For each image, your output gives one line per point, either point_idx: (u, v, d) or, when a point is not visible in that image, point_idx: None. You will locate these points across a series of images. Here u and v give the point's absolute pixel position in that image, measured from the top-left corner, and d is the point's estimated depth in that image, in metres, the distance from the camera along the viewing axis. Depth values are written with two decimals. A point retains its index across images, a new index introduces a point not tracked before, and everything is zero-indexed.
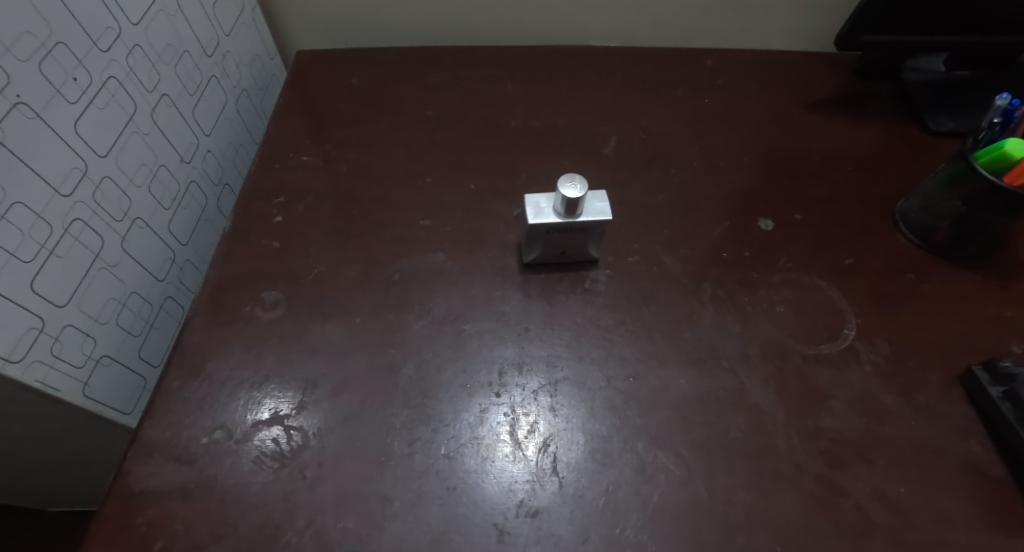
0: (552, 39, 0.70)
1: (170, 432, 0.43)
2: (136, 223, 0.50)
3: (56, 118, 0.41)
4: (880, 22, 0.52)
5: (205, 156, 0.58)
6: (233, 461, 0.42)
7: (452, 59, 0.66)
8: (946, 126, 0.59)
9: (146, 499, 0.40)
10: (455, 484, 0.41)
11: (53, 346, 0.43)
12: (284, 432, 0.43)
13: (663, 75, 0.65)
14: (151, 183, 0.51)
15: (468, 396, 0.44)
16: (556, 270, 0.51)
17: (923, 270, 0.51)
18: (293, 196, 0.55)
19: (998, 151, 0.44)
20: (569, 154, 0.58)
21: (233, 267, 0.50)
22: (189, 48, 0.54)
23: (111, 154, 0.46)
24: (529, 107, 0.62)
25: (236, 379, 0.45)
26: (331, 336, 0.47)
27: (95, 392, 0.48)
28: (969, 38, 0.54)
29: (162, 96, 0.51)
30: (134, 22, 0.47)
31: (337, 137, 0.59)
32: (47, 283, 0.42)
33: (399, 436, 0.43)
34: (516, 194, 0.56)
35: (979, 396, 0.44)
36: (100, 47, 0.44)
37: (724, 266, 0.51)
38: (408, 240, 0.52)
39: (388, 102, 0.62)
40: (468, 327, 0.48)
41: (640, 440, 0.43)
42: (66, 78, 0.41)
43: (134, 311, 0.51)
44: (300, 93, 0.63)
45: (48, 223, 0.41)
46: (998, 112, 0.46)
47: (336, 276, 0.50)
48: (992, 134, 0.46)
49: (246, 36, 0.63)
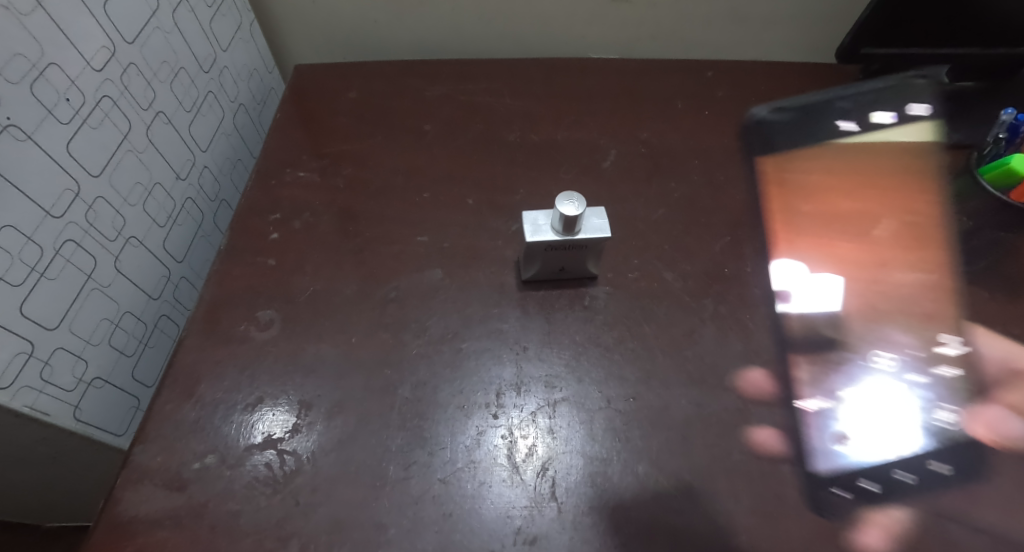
0: (552, 50, 0.69)
1: (161, 457, 0.42)
2: (130, 242, 0.49)
3: (48, 139, 0.40)
4: (882, 35, 0.52)
5: (202, 172, 0.58)
6: (225, 486, 0.41)
7: (452, 72, 0.66)
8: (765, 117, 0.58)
9: (135, 528, 0.39)
10: (452, 510, 0.40)
11: (43, 370, 0.42)
12: (278, 457, 0.42)
13: (663, 86, 0.65)
14: (146, 202, 0.50)
15: (466, 418, 0.44)
16: (555, 287, 0.50)
17: None
18: (290, 212, 0.54)
19: (1005, 167, 0.50)
20: (569, 167, 0.58)
21: (227, 286, 0.49)
22: (184, 64, 0.53)
23: (105, 174, 0.45)
24: (529, 120, 0.61)
25: (229, 402, 0.44)
26: (326, 357, 0.46)
27: (87, 415, 0.47)
28: (974, 50, 0.54)
29: (157, 114, 0.51)
30: (129, 40, 0.47)
31: (335, 152, 0.58)
32: (37, 306, 0.41)
33: (395, 460, 0.42)
34: (515, 209, 0.55)
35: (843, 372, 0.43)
36: (94, 67, 0.43)
37: (725, 283, 0.50)
38: (405, 256, 0.52)
39: (386, 116, 0.61)
40: (465, 346, 0.47)
41: (641, 463, 0.42)
42: (59, 99, 0.41)
43: (127, 331, 0.50)
44: (298, 108, 0.62)
45: (39, 246, 0.41)
46: (1004, 128, 0.52)
47: (332, 294, 0.49)
48: (997, 150, 0.52)
49: (243, 51, 0.62)
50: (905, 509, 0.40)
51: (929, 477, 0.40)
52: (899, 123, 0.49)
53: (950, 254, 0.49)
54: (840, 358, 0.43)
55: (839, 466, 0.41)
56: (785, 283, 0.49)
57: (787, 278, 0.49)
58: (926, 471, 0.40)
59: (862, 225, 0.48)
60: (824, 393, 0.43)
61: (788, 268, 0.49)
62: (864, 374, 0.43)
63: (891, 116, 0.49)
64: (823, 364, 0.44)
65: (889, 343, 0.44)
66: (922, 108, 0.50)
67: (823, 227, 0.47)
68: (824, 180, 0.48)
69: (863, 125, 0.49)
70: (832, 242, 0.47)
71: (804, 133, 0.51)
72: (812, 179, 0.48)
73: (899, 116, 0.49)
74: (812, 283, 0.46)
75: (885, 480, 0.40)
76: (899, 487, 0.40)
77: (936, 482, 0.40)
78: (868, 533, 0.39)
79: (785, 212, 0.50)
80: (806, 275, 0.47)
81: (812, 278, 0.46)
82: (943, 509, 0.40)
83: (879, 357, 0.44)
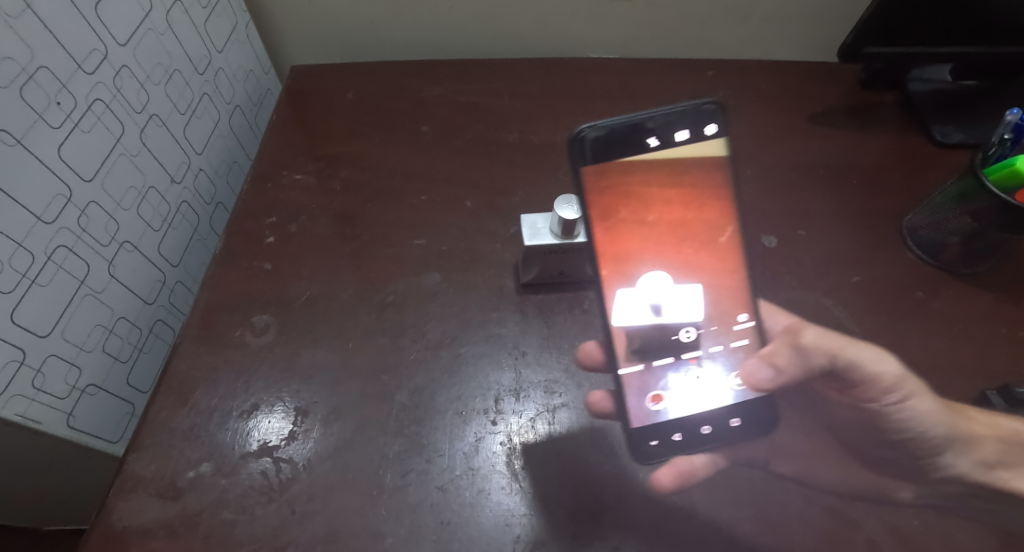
0: (550, 50, 0.68)
1: (155, 466, 0.41)
2: (123, 246, 0.48)
3: (40, 144, 0.40)
4: (886, 34, 0.51)
5: (197, 175, 0.57)
6: (219, 495, 0.40)
7: (450, 72, 0.65)
8: (597, 127, 0.38)
9: (129, 537, 0.39)
10: (450, 518, 0.40)
11: (35, 379, 0.42)
12: (274, 464, 0.41)
13: (663, 86, 0.64)
14: (140, 206, 0.50)
15: (464, 425, 0.43)
16: (555, 291, 0.49)
17: (933, 288, 0.50)
18: (286, 216, 0.53)
19: (1009, 168, 0.44)
20: (568, 169, 0.57)
21: (223, 290, 0.49)
22: (179, 67, 0.52)
23: (98, 178, 0.45)
24: (527, 120, 0.61)
25: (224, 408, 0.44)
26: (322, 362, 0.46)
27: (81, 422, 0.47)
28: (979, 50, 0.53)
29: (151, 117, 0.50)
30: (122, 43, 0.46)
31: (332, 154, 0.58)
32: (29, 313, 0.40)
33: (392, 467, 0.41)
34: (514, 211, 0.54)
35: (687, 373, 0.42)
36: (86, 70, 0.43)
37: None
38: (402, 260, 0.51)
39: (383, 118, 0.61)
40: (464, 351, 0.46)
41: (643, 470, 0.41)
42: (49, 103, 0.40)
43: (121, 337, 0.50)
44: (295, 110, 0.61)
45: (30, 252, 0.40)
46: (1009, 128, 0.46)
47: (328, 298, 0.49)
48: (1002, 150, 0.46)
49: (240, 52, 0.62)
50: (704, 457, 0.41)
51: (726, 431, 0.40)
52: (715, 141, 0.40)
53: (888, 255, 0.52)
54: (663, 334, 0.41)
55: (649, 421, 0.40)
56: (644, 300, 0.41)
57: (653, 289, 0.41)
58: (724, 426, 0.40)
59: (690, 223, 0.41)
60: (638, 360, 0.41)
61: (651, 278, 0.41)
62: (679, 360, 0.41)
63: (688, 133, 0.40)
64: (643, 343, 0.41)
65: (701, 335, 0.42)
66: (718, 125, 0.40)
67: (659, 235, 0.41)
68: (657, 195, 0.40)
69: (667, 144, 0.40)
70: (668, 255, 0.41)
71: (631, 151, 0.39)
72: (626, 210, 0.40)
73: (692, 134, 0.40)
74: (676, 293, 0.42)
75: (687, 430, 0.40)
76: (699, 438, 0.40)
77: (731, 435, 0.40)
78: (661, 476, 0.40)
79: (608, 215, 0.40)
80: (671, 287, 0.42)
81: (676, 287, 0.42)
82: (739, 456, 0.42)
83: (683, 332, 0.42)
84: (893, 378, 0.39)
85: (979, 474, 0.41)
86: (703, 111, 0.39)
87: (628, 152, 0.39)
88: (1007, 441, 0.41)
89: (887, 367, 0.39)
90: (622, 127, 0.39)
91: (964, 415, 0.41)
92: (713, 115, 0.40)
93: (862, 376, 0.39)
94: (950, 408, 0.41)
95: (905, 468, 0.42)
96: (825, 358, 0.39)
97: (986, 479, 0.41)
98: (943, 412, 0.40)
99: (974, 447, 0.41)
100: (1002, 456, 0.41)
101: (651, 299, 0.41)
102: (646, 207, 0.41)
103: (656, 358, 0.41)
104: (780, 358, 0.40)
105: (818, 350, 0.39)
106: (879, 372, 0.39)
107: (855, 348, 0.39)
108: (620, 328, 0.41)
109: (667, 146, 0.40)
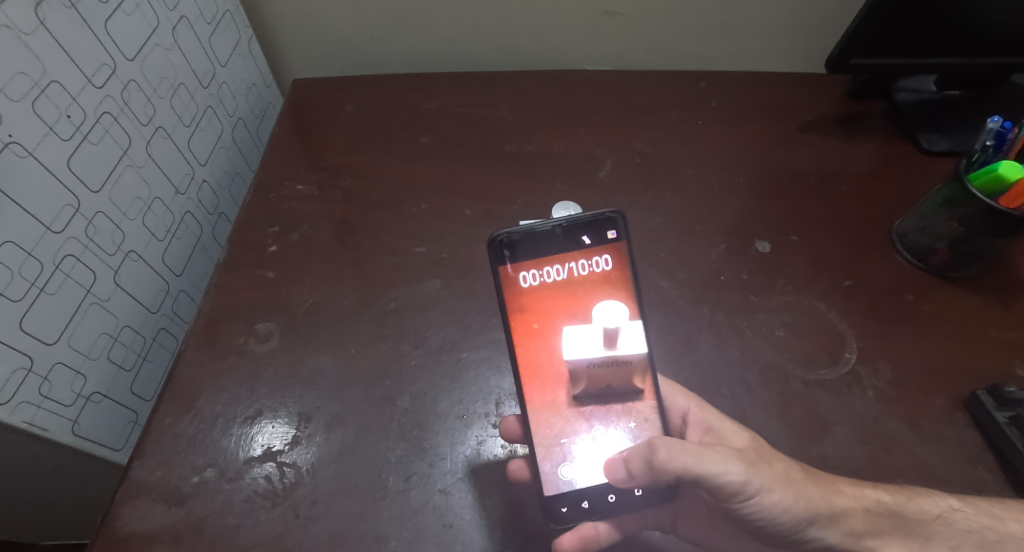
0: (545, 62, 0.69)
1: (159, 472, 0.42)
2: (130, 255, 0.49)
3: (48, 156, 0.41)
4: (871, 46, 0.53)
5: (201, 186, 0.58)
6: (224, 500, 0.41)
7: (448, 84, 0.66)
8: (512, 233, 0.41)
9: (132, 543, 0.39)
10: (453, 521, 0.41)
11: (42, 386, 0.42)
12: (278, 469, 0.42)
13: (657, 96, 0.65)
14: (145, 216, 0.50)
15: (466, 429, 0.44)
16: None
17: (922, 291, 0.51)
18: (288, 225, 0.54)
19: (992, 174, 0.44)
20: (564, 178, 0.58)
21: (227, 298, 0.50)
22: (184, 80, 0.54)
23: (104, 190, 0.46)
24: (524, 130, 0.62)
25: (229, 414, 0.44)
26: (325, 368, 0.46)
27: (85, 431, 0.47)
28: (964, 60, 0.55)
29: (157, 129, 0.51)
30: (129, 57, 0.47)
31: (333, 165, 0.59)
32: (37, 321, 0.41)
33: (395, 471, 0.42)
34: (512, 218, 0.55)
35: (593, 449, 0.42)
36: (94, 84, 0.44)
37: (721, 289, 0.51)
38: (403, 267, 0.52)
39: (381, 130, 0.62)
40: (464, 356, 0.47)
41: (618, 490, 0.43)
42: (60, 115, 0.41)
43: (125, 345, 0.50)
44: (297, 122, 0.63)
45: (39, 261, 0.41)
46: (991, 135, 0.47)
47: (330, 305, 0.50)
48: (985, 157, 0.47)
49: (241, 66, 0.63)
50: (604, 523, 0.41)
51: (629, 501, 0.40)
52: (619, 244, 0.42)
53: (837, 278, 0.52)
54: (618, 372, 0.42)
55: (561, 490, 0.40)
56: (597, 334, 0.42)
57: (604, 321, 0.42)
58: (627, 493, 0.40)
59: (620, 287, 0.43)
60: (565, 411, 0.42)
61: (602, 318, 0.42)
62: (608, 410, 0.42)
63: (590, 239, 0.42)
64: (591, 384, 0.42)
65: (625, 399, 0.43)
66: (619, 231, 0.42)
67: (584, 291, 0.42)
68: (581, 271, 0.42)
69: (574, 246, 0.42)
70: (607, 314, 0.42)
71: (535, 250, 0.42)
72: (549, 282, 0.42)
73: (594, 239, 0.42)
74: (629, 325, 0.42)
75: (596, 498, 0.40)
76: (605, 506, 0.40)
77: (638, 504, 0.40)
78: (562, 541, 0.39)
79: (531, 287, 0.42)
80: (625, 319, 0.42)
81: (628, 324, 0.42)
82: (646, 520, 0.43)
83: (586, 399, 0.42)
84: (739, 485, 0.37)
85: (849, 544, 0.40)
86: (605, 219, 0.42)
87: (541, 251, 0.42)
88: (872, 513, 0.39)
89: (732, 476, 0.37)
90: (531, 234, 0.41)
91: (820, 496, 0.38)
92: (614, 223, 0.42)
93: (708, 487, 0.37)
94: (806, 490, 0.38)
95: (770, 539, 0.41)
96: (675, 476, 0.37)
97: (855, 547, 0.40)
98: (797, 500, 0.38)
99: (840, 521, 0.39)
100: (870, 527, 0.39)
101: (603, 326, 0.42)
102: (570, 282, 0.42)
103: (588, 405, 0.42)
104: (634, 463, 0.38)
105: (668, 467, 0.36)
106: (726, 481, 0.37)
107: (702, 463, 0.36)
108: (569, 364, 0.41)
109: (577, 249, 0.42)
